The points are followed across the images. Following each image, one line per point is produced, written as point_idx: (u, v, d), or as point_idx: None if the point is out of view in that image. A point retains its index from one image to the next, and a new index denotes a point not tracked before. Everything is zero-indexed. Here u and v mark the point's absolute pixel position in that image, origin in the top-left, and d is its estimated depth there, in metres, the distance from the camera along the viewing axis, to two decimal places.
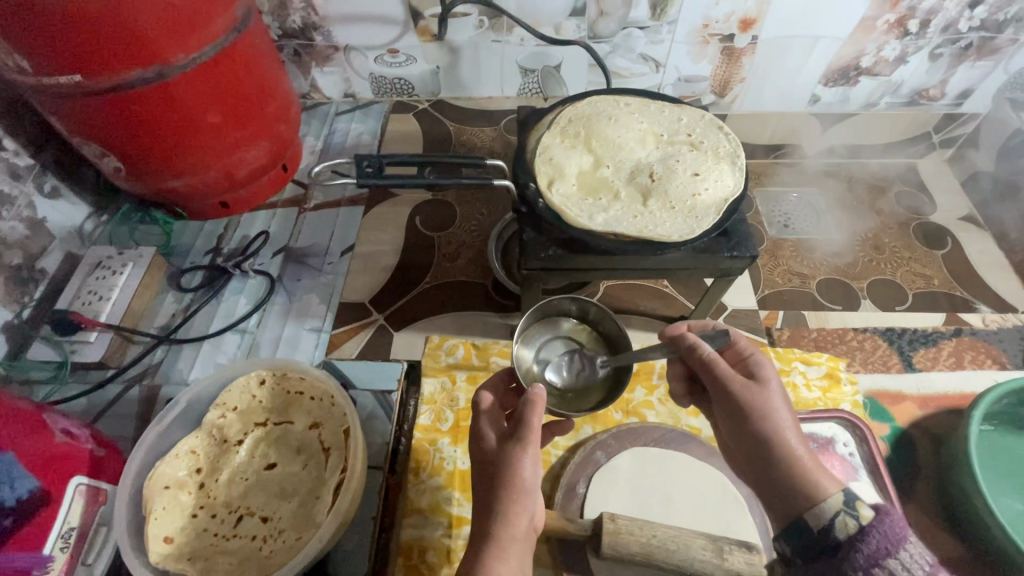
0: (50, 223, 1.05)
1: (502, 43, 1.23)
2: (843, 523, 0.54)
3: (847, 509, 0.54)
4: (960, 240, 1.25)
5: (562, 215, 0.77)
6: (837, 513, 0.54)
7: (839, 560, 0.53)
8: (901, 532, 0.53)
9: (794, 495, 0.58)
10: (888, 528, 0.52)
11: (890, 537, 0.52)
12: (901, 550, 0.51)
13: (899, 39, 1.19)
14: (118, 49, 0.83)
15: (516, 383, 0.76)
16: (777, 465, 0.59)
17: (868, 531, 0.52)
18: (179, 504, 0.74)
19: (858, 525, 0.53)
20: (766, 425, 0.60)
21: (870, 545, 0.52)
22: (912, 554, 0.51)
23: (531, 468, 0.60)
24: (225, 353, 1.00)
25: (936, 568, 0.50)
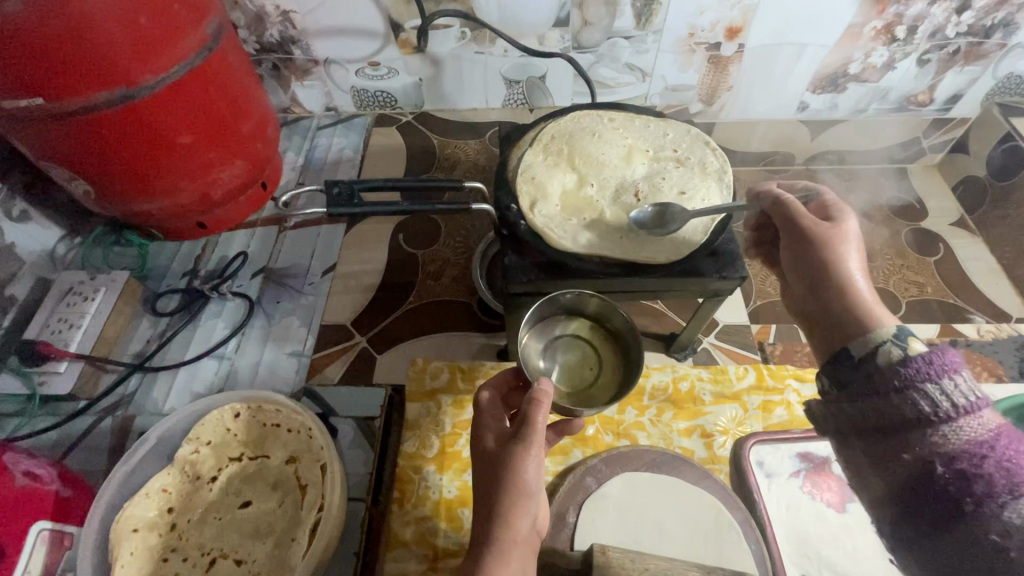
0: (19, 248, 1.01)
1: (485, 54, 1.21)
2: (885, 351, 0.58)
3: (895, 341, 0.58)
4: (953, 246, 1.23)
5: (543, 238, 0.75)
6: (885, 345, 0.58)
7: (876, 383, 0.57)
8: (957, 365, 0.53)
9: (850, 322, 0.65)
10: (934, 357, 0.54)
11: (948, 367, 0.53)
12: (953, 379, 0.52)
13: (886, 45, 1.17)
14: (82, 72, 0.80)
15: (522, 381, 0.72)
16: (835, 292, 0.68)
17: (920, 359, 0.54)
18: (148, 547, 0.71)
19: (902, 354, 0.56)
20: (834, 258, 0.69)
21: (910, 369, 0.54)
22: (966, 384, 0.52)
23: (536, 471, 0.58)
24: (201, 380, 0.97)
25: (977, 396, 0.51)
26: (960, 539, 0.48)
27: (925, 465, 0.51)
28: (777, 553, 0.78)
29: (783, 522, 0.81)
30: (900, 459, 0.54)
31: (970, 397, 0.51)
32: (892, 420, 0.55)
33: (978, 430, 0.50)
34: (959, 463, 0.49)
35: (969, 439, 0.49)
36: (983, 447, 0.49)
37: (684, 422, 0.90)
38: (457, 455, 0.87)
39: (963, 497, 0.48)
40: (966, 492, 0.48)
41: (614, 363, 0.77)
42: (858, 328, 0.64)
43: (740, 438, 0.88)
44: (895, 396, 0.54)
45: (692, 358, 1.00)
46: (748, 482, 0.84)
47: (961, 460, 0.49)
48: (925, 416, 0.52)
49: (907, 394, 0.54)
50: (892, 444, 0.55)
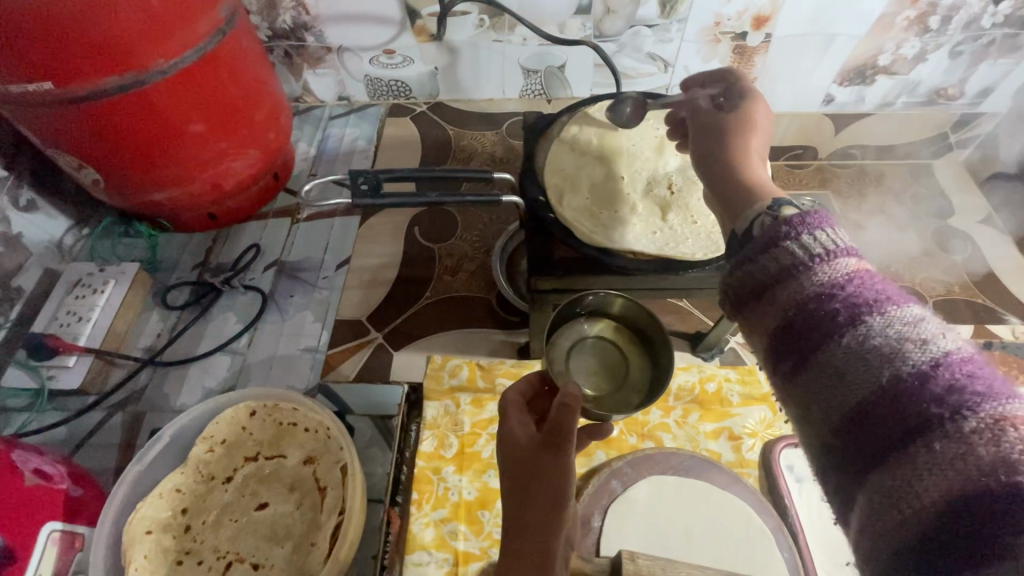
0: (26, 238, 0.98)
1: (503, 42, 1.17)
2: (758, 224, 0.45)
3: (770, 211, 0.45)
4: (983, 245, 1.18)
5: (575, 233, 0.73)
6: (771, 209, 0.45)
7: (750, 246, 0.44)
8: (828, 218, 0.42)
9: (741, 196, 0.52)
10: (812, 214, 0.42)
11: (810, 222, 0.41)
12: (819, 228, 0.41)
13: (918, 37, 1.12)
14: (92, 56, 0.77)
15: (550, 385, 0.68)
16: (735, 170, 0.55)
17: (797, 217, 0.42)
18: (162, 550, 0.69)
19: (772, 219, 0.44)
20: (736, 149, 0.57)
21: (786, 226, 0.42)
22: (829, 236, 0.40)
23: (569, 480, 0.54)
24: (213, 375, 0.95)
25: (850, 252, 0.39)
26: (816, 383, 0.37)
27: (781, 314, 0.40)
28: (810, 563, 0.75)
29: (816, 530, 0.78)
30: (766, 314, 0.41)
31: (833, 243, 0.40)
32: (753, 284, 0.42)
33: (833, 274, 0.38)
34: (816, 303, 0.37)
35: (824, 282, 0.38)
36: (845, 282, 0.37)
37: (711, 424, 0.87)
38: (477, 455, 0.84)
39: (811, 331, 0.37)
40: (820, 328, 0.37)
41: (642, 364, 0.73)
42: (746, 202, 0.51)
43: (769, 441, 0.85)
44: (769, 251, 0.42)
45: (719, 358, 0.97)
46: (779, 488, 0.81)
47: (818, 297, 0.38)
48: (789, 268, 0.40)
49: (781, 247, 0.42)
50: (760, 305, 0.42)
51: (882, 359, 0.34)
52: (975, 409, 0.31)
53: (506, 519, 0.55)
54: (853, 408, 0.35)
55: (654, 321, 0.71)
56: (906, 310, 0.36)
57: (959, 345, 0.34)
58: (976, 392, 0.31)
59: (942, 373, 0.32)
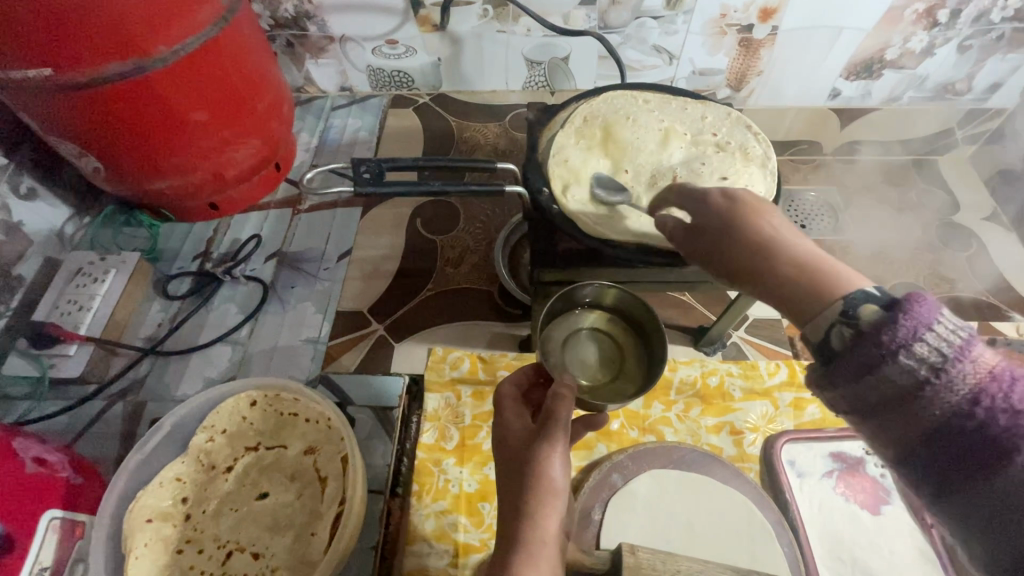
0: (27, 226, 0.98)
1: (507, 33, 1.16)
2: (836, 335, 0.36)
3: (845, 316, 0.36)
4: (987, 243, 1.17)
5: (577, 223, 0.72)
6: (851, 303, 0.36)
7: (860, 365, 0.35)
8: (930, 297, 0.34)
9: (811, 286, 0.39)
10: (913, 313, 0.33)
11: (918, 319, 0.33)
12: (935, 322, 0.33)
13: (927, 30, 1.10)
14: (92, 41, 0.76)
15: (544, 376, 0.69)
16: (773, 260, 0.42)
17: (892, 319, 0.33)
18: (162, 538, 0.69)
19: (854, 331, 0.35)
20: (765, 233, 0.44)
21: (892, 332, 0.33)
22: (945, 333, 0.32)
23: (561, 467, 0.55)
24: (214, 365, 0.94)
25: (972, 340, 0.33)
26: (997, 500, 0.32)
27: (927, 434, 0.33)
28: (810, 557, 0.75)
29: (816, 525, 0.78)
30: (908, 424, 0.34)
31: (961, 336, 0.32)
32: (874, 401, 0.35)
33: (980, 376, 0.32)
34: (981, 416, 0.31)
35: (977, 389, 0.31)
36: (992, 393, 0.31)
37: (713, 418, 0.87)
38: (477, 448, 0.84)
39: (985, 449, 0.31)
40: (999, 444, 0.31)
41: (636, 355, 0.73)
42: (813, 292, 0.39)
43: (771, 435, 0.85)
44: (884, 370, 0.34)
45: (721, 352, 0.97)
46: (780, 482, 0.81)
47: (976, 417, 0.31)
48: (922, 382, 0.33)
49: (899, 361, 0.33)
50: (893, 422, 0.34)
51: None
52: None
53: (505, 511, 0.55)
54: None
55: (648, 312, 0.72)
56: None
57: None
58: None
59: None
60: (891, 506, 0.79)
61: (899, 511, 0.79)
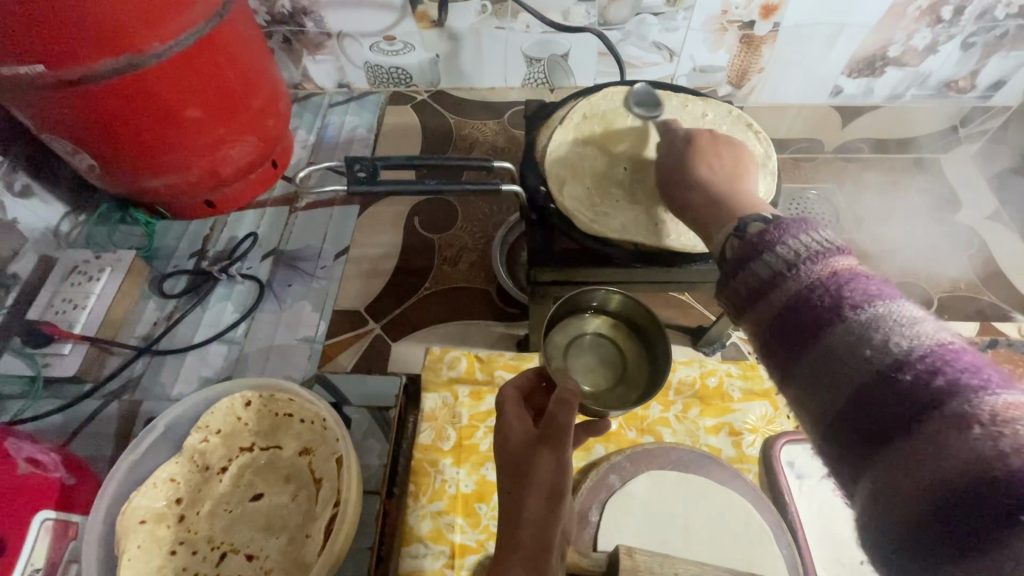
0: (22, 224, 0.97)
1: (505, 30, 1.15)
2: (728, 246, 0.47)
3: (737, 232, 0.47)
4: (989, 242, 1.15)
5: (576, 224, 0.71)
6: (748, 223, 0.47)
7: (737, 254, 0.45)
8: (812, 220, 0.43)
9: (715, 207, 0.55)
10: (789, 222, 0.43)
11: (789, 228, 0.42)
12: (804, 231, 0.41)
13: (930, 27, 1.09)
14: (85, 37, 0.75)
15: (546, 381, 0.68)
16: (693, 187, 0.59)
17: (770, 228, 0.44)
18: (156, 540, 0.68)
19: (737, 241, 0.46)
20: (702, 175, 0.60)
21: (769, 233, 0.43)
22: (812, 239, 0.41)
23: (566, 473, 0.54)
24: (210, 364, 0.94)
25: (837, 246, 0.40)
26: (821, 368, 0.37)
27: (776, 313, 0.40)
28: (810, 560, 0.75)
29: (815, 527, 0.78)
30: (767, 307, 0.41)
31: (823, 244, 0.40)
32: (748, 291, 0.43)
33: (828, 268, 0.39)
34: (816, 293, 0.38)
35: (822, 275, 0.39)
36: (830, 280, 0.38)
37: (712, 419, 0.87)
38: (474, 448, 0.83)
39: (810, 317, 0.38)
40: (822, 315, 0.37)
41: (640, 360, 0.72)
42: (723, 216, 0.53)
43: (770, 437, 0.84)
44: (755, 260, 0.43)
45: (721, 352, 0.96)
46: (779, 484, 0.80)
47: (813, 293, 0.38)
48: (780, 270, 0.41)
49: (768, 254, 0.42)
50: (757, 305, 0.42)
51: (866, 344, 0.35)
52: (971, 396, 0.31)
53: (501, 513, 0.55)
54: (852, 409, 0.35)
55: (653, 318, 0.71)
56: (903, 306, 0.36)
57: (952, 337, 0.34)
58: (968, 379, 0.32)
59: (924, 364, 0.33)
60: None
61: None
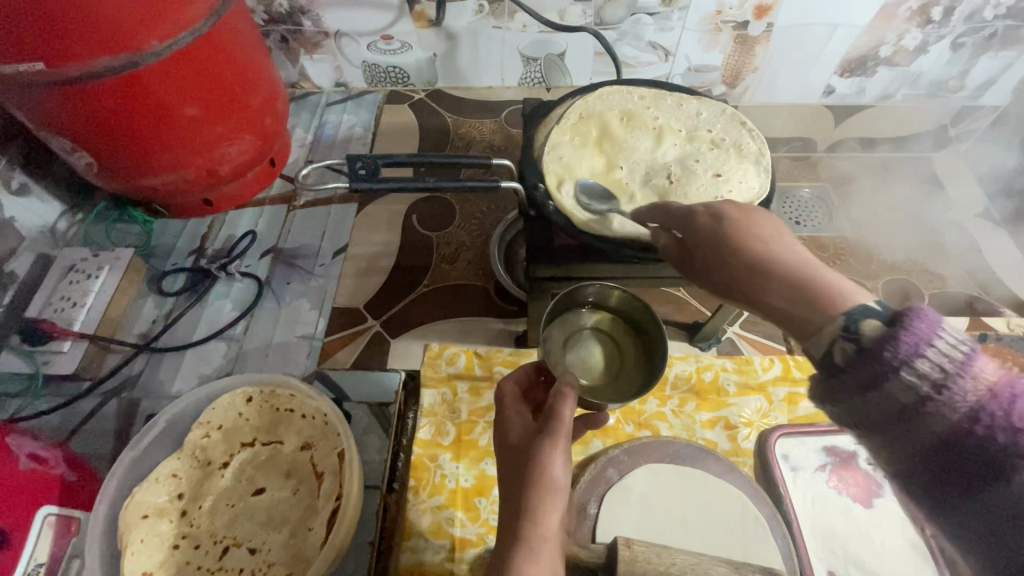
0: (19, 222, 0.97)
1: (502, 29, 1.16)
2: (838, 350, 0.39)
3: (846, 331, 0.39)
4: (978, 239, 1.16)
5: (574, 220, 0.72)
6: (853, 317, 0.39)
7: (864, 365, 0.37)
8: (932, 312, 0.36)
9: (808, 304, 0.43)
10: (914, 323, 0.36)
11: (922, 335, 0.35)
12: (937, 337, 0.35)
13: (920, 28, 1.11)
14: (85, 35, 0.76)
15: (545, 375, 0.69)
16: (758, 269, 0.47)
17: (897, 336, 0.36)
18: (159, 534, 0.69)
19: (856, 346, 0.38)
20: (763, 250, 0.47)
21: (898, 340, 0.36)
22: (948, 349, 0.35)
23: (567, 467, 0.54)
24: (209, 362, 0.94)
25: (977, 352, 0.35)
26: (994, 516, 0.33)
27: (926, 449, 0.35)
28: (805, 550, 0.76)
29: (809, 518, 0.79)
30: (914, 435, 0.36)
31: (964, 352, 0.35)
32: (876, 415, 0.37)
33: (984, 387, 0.34)
34: (983, 423, 0.33)
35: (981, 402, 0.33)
36: (993, 409, 0.33)
37: (708, 413, 0.88)
38: (474, 443, 0.84)
39: (980, 459, 0.33)
40: (995, 455, 0.33)
41: (636, 354, 0.74)
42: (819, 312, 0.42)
43: (765, 430, 0.86)
44: (890, 377, 0.36)
45: (716, 348, 0.98)
46: (774, 477, 0.82)
47: (969, 433, 0.34)
48: (923, 395, 0.35)
49: (905, 370, 0.35)
50: (898, 432, 0.36)
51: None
52: None
53: (503, 504, 0.56)
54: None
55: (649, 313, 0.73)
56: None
57: None
58: None
59: None
60: (883, 499, 0.80)
61: (890, 503, 0.80)
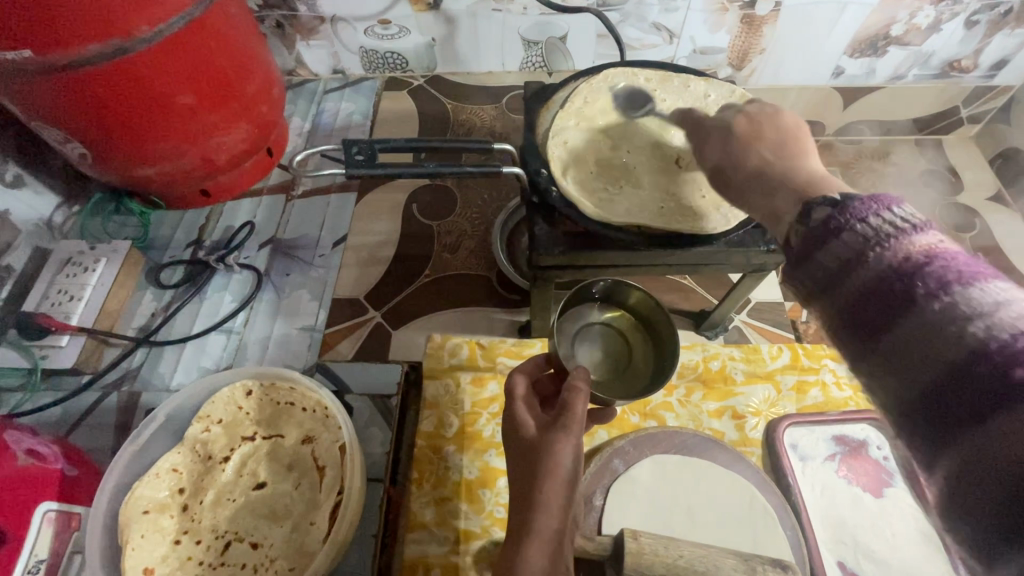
0: (14, 215, 0.95)
1: (503, 12, 1.13)
2: (794, 234, 0.42)
3: (802, 218, 0.42)
4: (989, 224, 1.15)
5: (579, 206, 0.70)
6: (813, 206, 0.42)
7: (831, 233, 0.38)
8: (888, 199, 0.38)
9: (775, 194, 0.48)
10: (865, 199, 0.38)
11: (865, 207, 0.38)
12: (879, 208, 0.37)
13: (934, 5, 1.06)
14: (73, 22, 0.73)
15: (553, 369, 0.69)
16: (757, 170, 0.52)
17: (843, 208, 0.39)
18: (160, 529, 0.68)
19: (827, 212, 0.40)
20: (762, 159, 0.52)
21: (856, 204, 0.38)
22: (902, 214, 0.36)
23: (582, 463, 0.53)
24: (210, 355, 0.93)
25: (926, 230, 0.35)
26: (912, 357, 0.33)
27: (853, 300, 0.36)
28: (813, 541, 0.75)
29: (818, 508, 0.78)
30: (845, 290, 0.36)
31: (903, 226, 0.36)
32: (822, 275, 0.38)
33: (912, 248, 0.34)
34: (928, 260, 0.34)
35: (914, 253, 0.34)
36: (923, 259, 0.34)
37: (715, 402, 0.87)
38: (478, 435, 0.83)
39: (909, 304, 0.33)
40: (880, 245, 0.35)
41: (646, 351, 0.73)
42: (792, 201, 0.46)
43: (773, 419, 0.85)
44: (851, 236, 0.37)
45: (723, 336, 0.97)
46: (781, 466, 0.80)
47: (899, 278, 0.34)
48: (863, 247, 0.36)
49: (855, 228, 0.37)
50: (845, 285, 0.37)
51: (957, 338, 0.31)
52: (899, 238, 0.35)
53: (517, 487, 0.55)
54: (941, 396, 0.32)
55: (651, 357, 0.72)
56: (989, 287, 0.32)
57: (935, 244, 0.34)
58: (948, 264, 0.33)
59: (930, 274, 0.33)
60: (893, 489, 0.79)
61: (900, 492, 0.78)
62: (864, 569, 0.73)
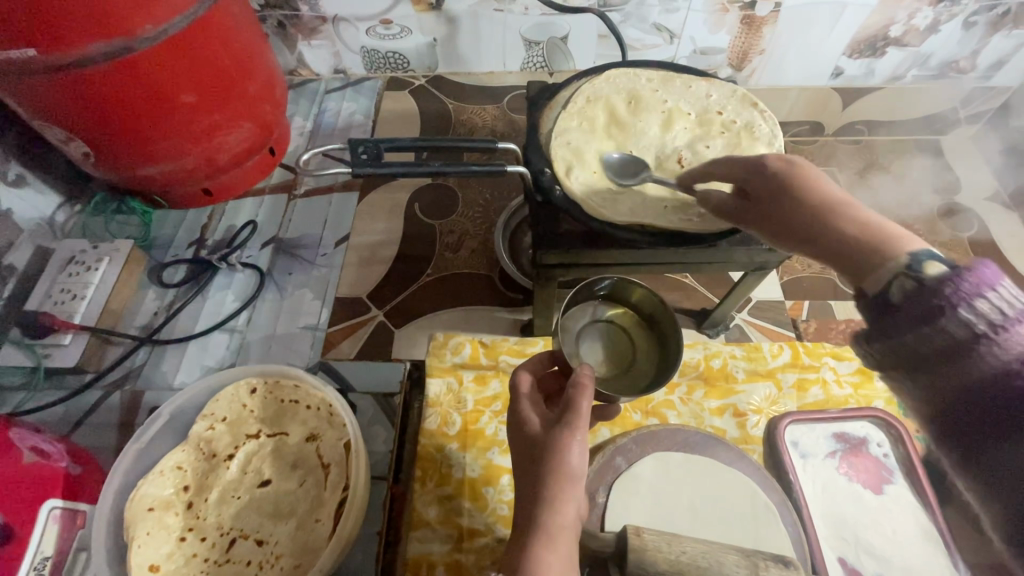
0: (16, 214, 0.96)
1: (504, 12, 1.13)
2: (897, 286, 0.43)
3: (909, 269, 0.43)
4: (989, 223, 1.16)
5: (582, 206, 0.70)
6: (921, 259, 0.43)
7: (934, 307, 0.40)
8: (991, 270, 0.39)
9: (850, 243, 0.48)
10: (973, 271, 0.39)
11: (985, 279, 0.38)
12: (996, 288, 0.38)
13: (933, 6, 1.07)
14: (78, 21, 0.74)
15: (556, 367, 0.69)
16: (830, 210, 0.52)
17: (953, 278, 0.40)
18: (165, 527, 0.68)
19: (917, 283, 0.42)
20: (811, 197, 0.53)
21: (963, 281, 0.39)
22: (1009, 296, 0.38)
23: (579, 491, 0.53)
24: (212, 354, 0.93)
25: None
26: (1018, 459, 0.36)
27: (965, 388, 0.38)
28: (815, 538, 0.75)
29: (819, 505, 0.78)
30: (951, 380, 0.39)
31: (1011, 310, 0.37)
32: (917, 353, 0.41)
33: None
34: None
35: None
36: None
37: (716, 400, 0.88)
38: (481, 433, 0.83)
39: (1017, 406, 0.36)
40: (998, 335, 0.37)
41: (648, 348, 0.74)
42: (873, 251, 0.46)
43: (774, 417, 0.85)
44: (960, 316, 0.38)
45: (724, 335, 0.97)
46: (782, 463, 0.81)
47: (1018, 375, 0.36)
48: (974, 336, 0.38)
49: (959, 309, 0.38)
50: (950, 372, 0.39)
51: None
52: (1009, 330, 0.37)
53: (522, 482, 0.56)
54: None
55: (654, 355, 0.72)
56: None
57: None
58: None
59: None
60: (894, 486, 0.79)
61: (901, 488, 0.79)
62: (866, 566, 0.74)
